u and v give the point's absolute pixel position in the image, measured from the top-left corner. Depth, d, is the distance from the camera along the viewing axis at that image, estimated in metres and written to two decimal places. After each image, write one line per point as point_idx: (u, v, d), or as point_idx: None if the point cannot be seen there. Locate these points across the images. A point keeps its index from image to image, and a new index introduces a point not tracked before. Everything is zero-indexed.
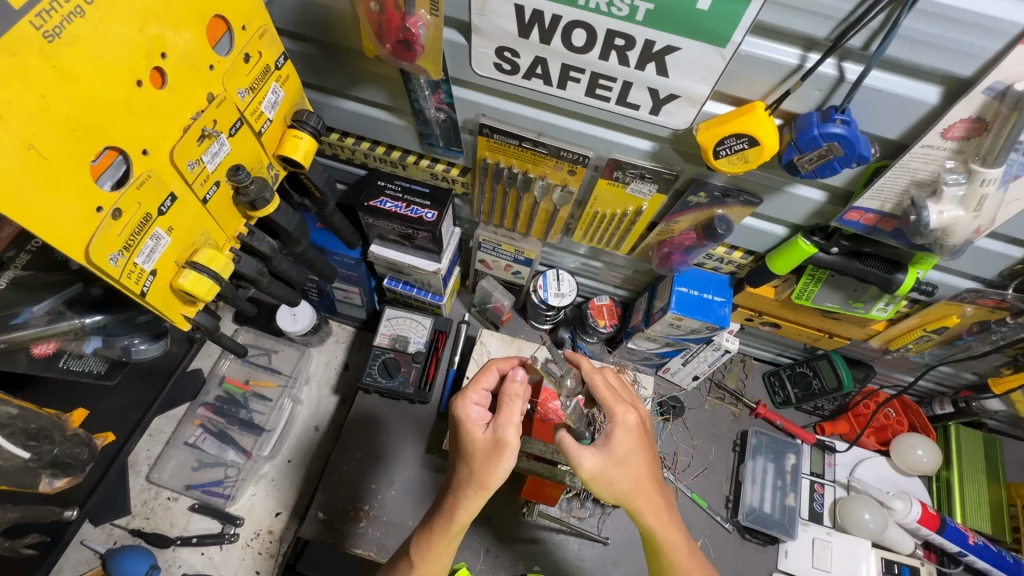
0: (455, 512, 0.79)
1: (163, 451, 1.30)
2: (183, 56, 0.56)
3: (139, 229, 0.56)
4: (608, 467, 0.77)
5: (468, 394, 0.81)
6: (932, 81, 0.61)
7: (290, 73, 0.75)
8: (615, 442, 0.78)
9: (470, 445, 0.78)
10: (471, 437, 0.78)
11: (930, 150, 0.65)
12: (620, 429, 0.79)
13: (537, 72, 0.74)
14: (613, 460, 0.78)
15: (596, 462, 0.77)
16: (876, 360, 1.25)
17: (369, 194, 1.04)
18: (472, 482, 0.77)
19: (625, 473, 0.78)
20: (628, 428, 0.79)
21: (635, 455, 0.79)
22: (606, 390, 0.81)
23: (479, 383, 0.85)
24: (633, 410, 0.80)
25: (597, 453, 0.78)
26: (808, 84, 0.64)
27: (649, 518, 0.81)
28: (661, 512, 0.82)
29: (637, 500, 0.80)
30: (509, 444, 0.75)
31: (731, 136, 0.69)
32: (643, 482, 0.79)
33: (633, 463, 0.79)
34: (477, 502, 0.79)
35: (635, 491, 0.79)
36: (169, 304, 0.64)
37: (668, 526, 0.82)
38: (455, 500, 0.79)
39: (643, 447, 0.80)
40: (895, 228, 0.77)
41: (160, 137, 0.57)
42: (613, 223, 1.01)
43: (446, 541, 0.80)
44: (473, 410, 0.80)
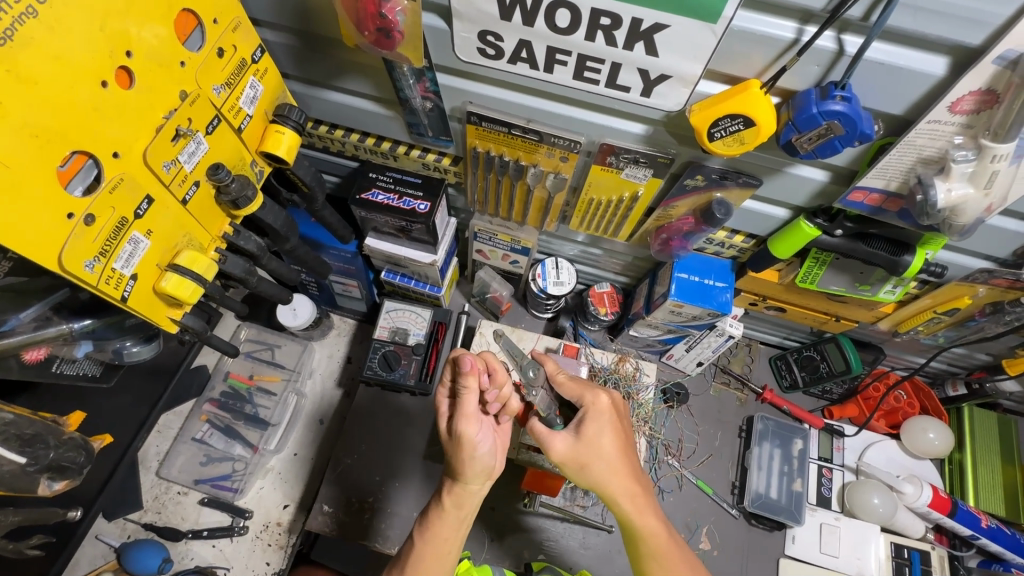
0: (460, 497, 0.83)
1: (172, 446, 1.32)
2: (150, 53, 0.55)
3: (114, 234, 0.55)
4: (580, 449, 0.81)
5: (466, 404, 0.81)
6: (939, 52, 0.57)
7: (269, 66, 0.73)
8: (585, 425, 0.82)
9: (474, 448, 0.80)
10: (473, 434, 0.80)
11: (938, 125, 0.61)
12: (592, 412, 0.83)
13: (522, 56, 0.72)
14: (582, 443, 0.81)
15: (562, 443, 0.82)
16: (886, 342, 1.22)
17: (361, 187, 1.02)
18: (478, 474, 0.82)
19: (597, 454, 0.80)
20: (598, 412, 0.83)
21: (606, 436, 0.82)
22: (571, 383, 0.86)
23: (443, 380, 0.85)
24: (603, 392, 0.85)
25: (566, 436, 0.82)
26: (805, 59, 0.61)
27: (626, 503, 0.80)
28: (636, 496, 0.81)
29: (613, 483, 0.80)
30: (467, 436, 0.80)
31: (725, 117, 0.66)
32: (616, 462, 0.81)
33: (604, 446, 0.81)
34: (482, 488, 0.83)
35: (609, 474, 0.80)
36: (154, 308, 0.63)
37: (645, 509, 0.80)
38: (453, 485, 0.83)
39: (615, 432, 0.82)
40: (901, 208, 0.73)
41: (132, 138, 0.55)
42: (609, 210, 0.98)
43: (452, 528, 0.82)
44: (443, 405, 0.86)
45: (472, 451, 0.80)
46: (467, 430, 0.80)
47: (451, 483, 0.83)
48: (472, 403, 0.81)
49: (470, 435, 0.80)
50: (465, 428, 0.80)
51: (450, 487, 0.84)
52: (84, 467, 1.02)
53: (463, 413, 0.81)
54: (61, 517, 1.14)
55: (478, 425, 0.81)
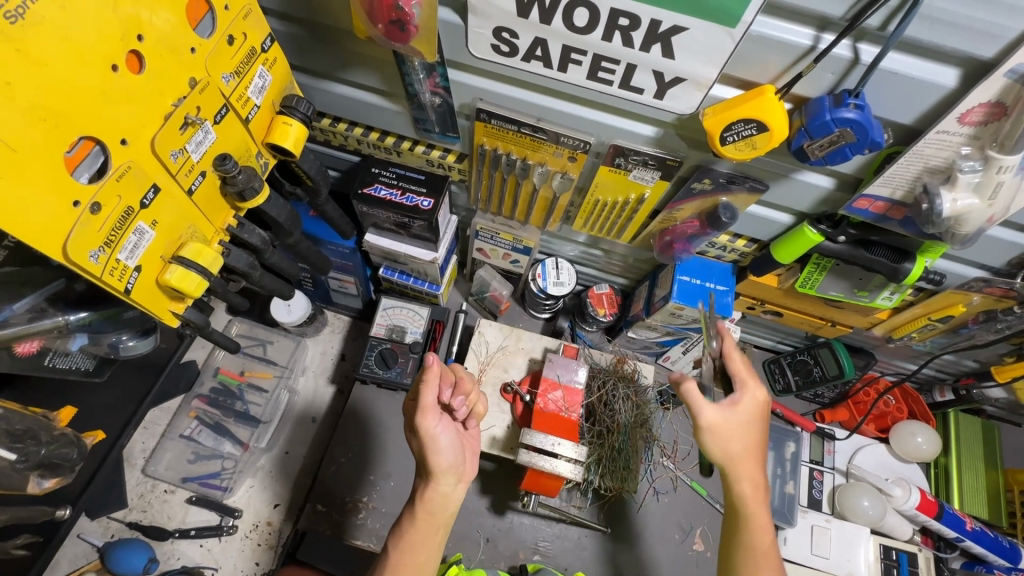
0: (430, 503, 0.82)
1: (159, 443, 1.29)
2: (161, 39, 0.53)
3: (120, 223, 0.53)
4: (711, 431, 0.80)
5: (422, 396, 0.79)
6: (951, 64, 0.58)
7: (278, 56, 0.71)
8: (736, 411, 0.80)
9: (432, 445, 0.80)
10: (429, 425, 0.79)
11: (946, 136, 0.62)
12: (749, 398, 0.81)
13: (537, 54, 0.71)
14: (736, 415, 0.80)
15: (717, 414, 0.79)
16: (877, 348, 1.25)
17: (363, 181, 1.01)
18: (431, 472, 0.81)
19: (723, 440, 0.80)
20: (735, 413, 0.80)
21: (740, 436, 0.80)
22: (740, 365, 0.82)
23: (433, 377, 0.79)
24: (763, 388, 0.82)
25: (714, 410, 0.79)
26: (820, 67, 0.61)
27: (740, 494, 0.81)
28: (749, 496, 0.81)
29: (733, 470, 0.80)
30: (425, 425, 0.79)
31: (739, 122, 0.67)
32: (740, 463, 0.80)
33: (731, 443, 0.80)
34: (443, 486, 0.82)
35: (741, 454, 0.80)
36: (156, 301, 0.61)
37: (756, 507, 0.81)
38: (424, 490, 0.82)
39: (758, 426, 0.82)
40: (905, 217, 0.75)
41: (140, 125, 0.53)
42: (613, 211, 0.99)
43: (429, 537, 0.81)
44: (430, 395, 0.79)
45: (432, 442, 0.80)
46: (425, 422, 0.79)
47: (422, 487, 0.82)
48: (433, 395, 0.79)
49: (429, 430, 0.79)
50: (423, 420, 0.79)
51: (418, 491, 0.83)
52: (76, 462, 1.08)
53: (422, 405, 0.79)
54: (51, 515, 1.11)
55: (436, 416, 0.80)
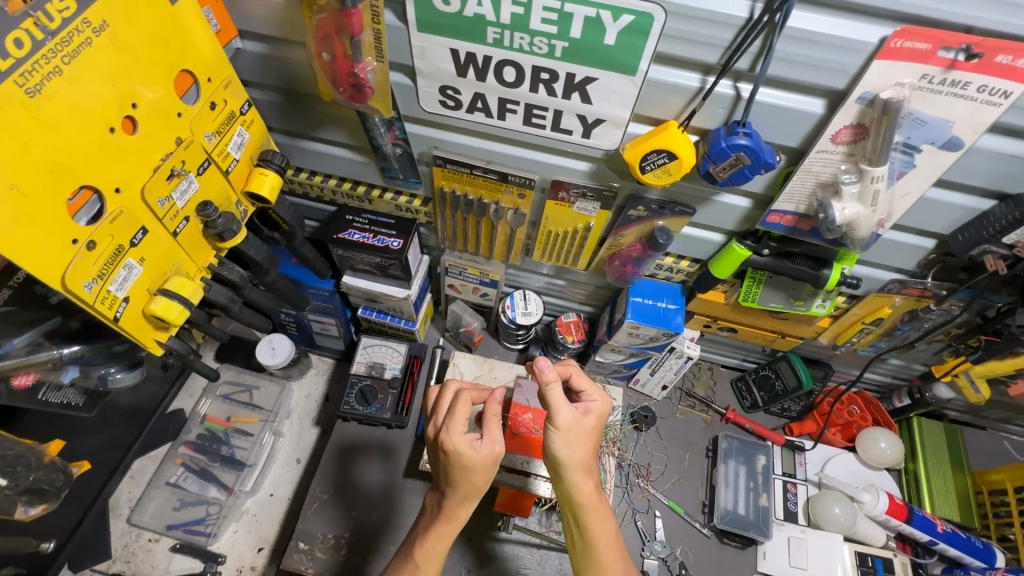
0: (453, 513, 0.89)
1: (145, 492, 1.32)
2: (153, 106, 0.64)
3: (111, 259, 0.61)
4: (563, 432, 0.86)
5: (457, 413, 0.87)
6: (817, 95, 0.70)
7: (254, 118, 0.82)
8: (586, 417, 0.89)
9: (464, 463, 0.85)
10: (460, 442, 0.85)
11: (825, 154, 0.73)
12: (591, 413, 0.90)
13: (478, 106, 0.83)
14: (581, 424, 0.88)
15: (568, 417, 0.86)
16: (833, 358, 1.31)
17: (338, 227, 1.11)
18: (473, 492, 0.87)
19: (571, 447, 0.87)
20: (584, 426, 0.88)
21: (590, 474, 0.88)
22: (586, 381, 0.95)
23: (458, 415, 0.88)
24: (601, 400, 0.92)
25: (568, 442, 0.87)
26: (710, 102, 0.73)
27: (595, 539, 0.89)
28: (603, 542, 0.89)
29: (586, 513, 0.89)
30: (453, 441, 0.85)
31: (653, 152, 0.77)
32: (591, 502, 0.88)
33: (578, 446, 0.87)
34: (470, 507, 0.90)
35: (586, 460, 0.88)
36: (142, 330, 0.69)
37: (608, 553, 0.89)
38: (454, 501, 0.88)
39: (588, 443, 0.89)
40: (812, 227, 0.85)
41: (132, 176, 0.63)
42: (567, 241, 1.08)
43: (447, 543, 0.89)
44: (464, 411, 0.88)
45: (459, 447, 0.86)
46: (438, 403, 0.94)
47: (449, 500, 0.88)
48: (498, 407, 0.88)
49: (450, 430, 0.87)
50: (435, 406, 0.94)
51: (443, 502, 0.89)
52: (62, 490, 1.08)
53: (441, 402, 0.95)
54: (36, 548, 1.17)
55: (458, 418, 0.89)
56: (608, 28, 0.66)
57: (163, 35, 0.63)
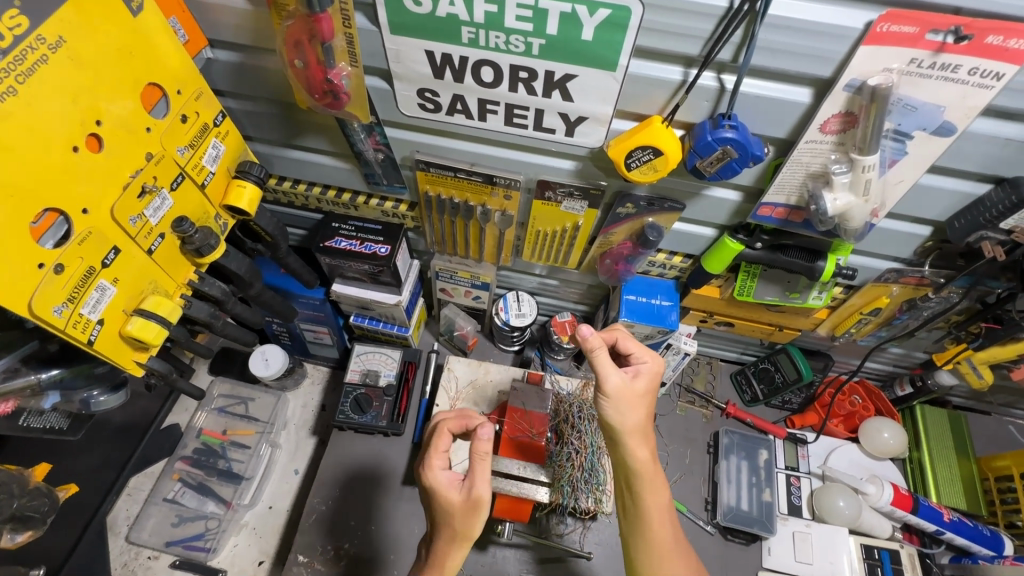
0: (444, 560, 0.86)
1: (142, 509, 1.31)
2: (119, 122, 0.62)
3: (82, 281, 0.60)
4: (613, 398, 0.83)
5: (437, 447, 0.89)
6: (803, 84, 0.67)
7: (229, 129, 0.80)
8: (638, 381, 0.85)
9: (443, 502, 0.86)
10: (438, 478, 0.87)
11: (815, 144, 0.71)
12: (642, 376, 0.87)
13: (458, 108, 0.81)
14: (633, 388, 0.84)
15: (620, 381, 0.83)
16: (833, 348, 1.29)
17: (325, 235, 1.09)
18: (455, 537, 0.85)
19: (624, 412, 0.83)
20: (637, 390, 0.85)
21: (646, 440, 0.85)
22: (634, 344, 0.90)
23: (439, 447, 0.90)
24: (653, 363, 0.89)
25: (620, 407, 0.83)
26: (693, 96, 0.71)
27: (650, 507, 0.86)
28: (658, 513, 0.86)
29: (641, 482, 0.85)
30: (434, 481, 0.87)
31: (638, 149, 0.75)
32: (647, 470, 0.85)
33: (631, 412, 0.84)
34: (459, 554, 0.86)
35: (639, 425, 0.84)
36: (120, 352, 0.67)
37: (662, 525, 0.86)
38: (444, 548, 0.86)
39: (642, 408, 0.85)
40: (805, 219, 0.83)
41: (101, 195, 0.61)
42: (557, 241, 1.06)
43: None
44: (441, 472, 0.88)
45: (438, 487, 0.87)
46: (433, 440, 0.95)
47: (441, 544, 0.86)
48: (487, 444, 0.85)
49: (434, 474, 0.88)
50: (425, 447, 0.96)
51: (432, 547, 0.88)
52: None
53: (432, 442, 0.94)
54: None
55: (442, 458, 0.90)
56: (585, 23, 0.64)
57: (126, 49, 0.61)
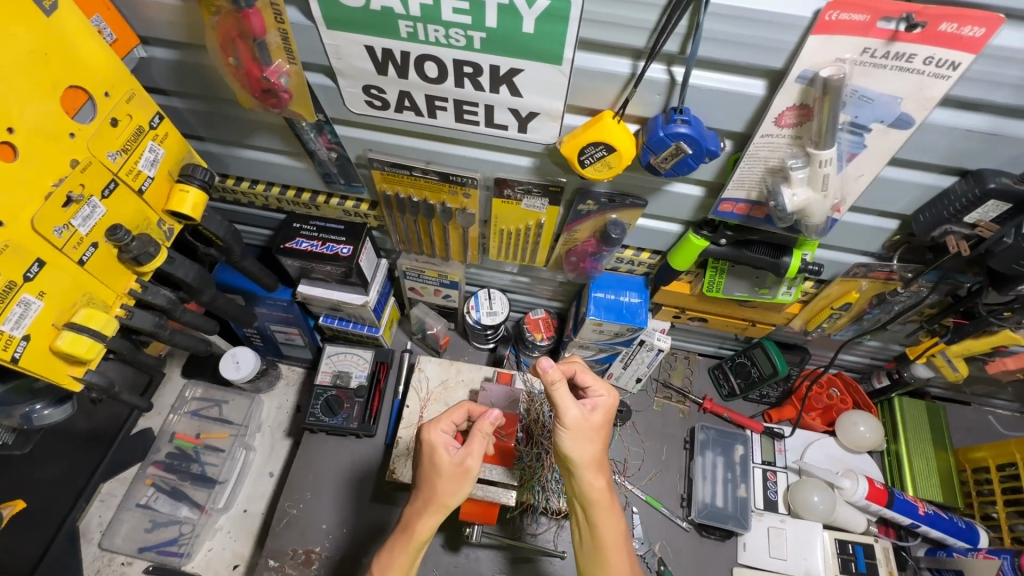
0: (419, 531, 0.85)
1: (116, 514, 1.30)
2: (36, 129, 0.59)
3: (1, 297, 0.58)
4: (572, 430, 0.84)
5: (448, 416, 0.91)
6: (756, 75, 0.65)
7: (169, 131, 0.77)
8: (595, 414, 0.87)
9: (435, 460, 0.87)
10: (436, 438, 0.88)
11: (771, 138, 0.68)
12: (598, 409, 0.87)
13: (406, 105, 0.78)
14: (590, 422, 0.85)
15: (576, 415, 0.83)
16: (809, 341, 1.28)
17: (285, 236, 1.07)
18: (432, 499, 0.85)
19: (580, 444, 0.85)
20: (592, 423, 0.85)
21: (601, 471, 0.87)
22: (591, 377, 0.90)
23: (450, 417, 0.92)
24: (608, 395, 0.89)
25: (579, 440, 0.85)
26: (644, 89, 0.68)
27: (604, 536, 0.89)
28: (611, 541, 0.89)
29: (596, 510, 0.88)
30: (432, 443, 0.87)
31: (589, 145, 0.73)
32: (602, 499, 0.88)
33: (588, 444, 0.85)
34: (431, 522, 0.85)
35: (595, 458, 0.86)
36: (52, 367, 0.65)
37: (616, 553, 0.89)
38: (423, 512, 0.85)
39: (598, 440, 0.87)
40: (766, 215, 0.80)
41: (19, 206, 0.59)
42: (522, 239, 1.04)
43: (405, 557, 0.87)
44: (440, 435, 0.88)
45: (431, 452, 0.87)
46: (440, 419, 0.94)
47: (419, 507, 0.86)
48: (490, 424, 0.87)
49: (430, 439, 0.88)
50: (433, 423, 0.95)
51: (408, 509, 0.88)
52: None
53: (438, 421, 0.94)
54: None
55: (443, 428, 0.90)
56: (524, 15, 0.61)
57: (38, 52, 0.58)
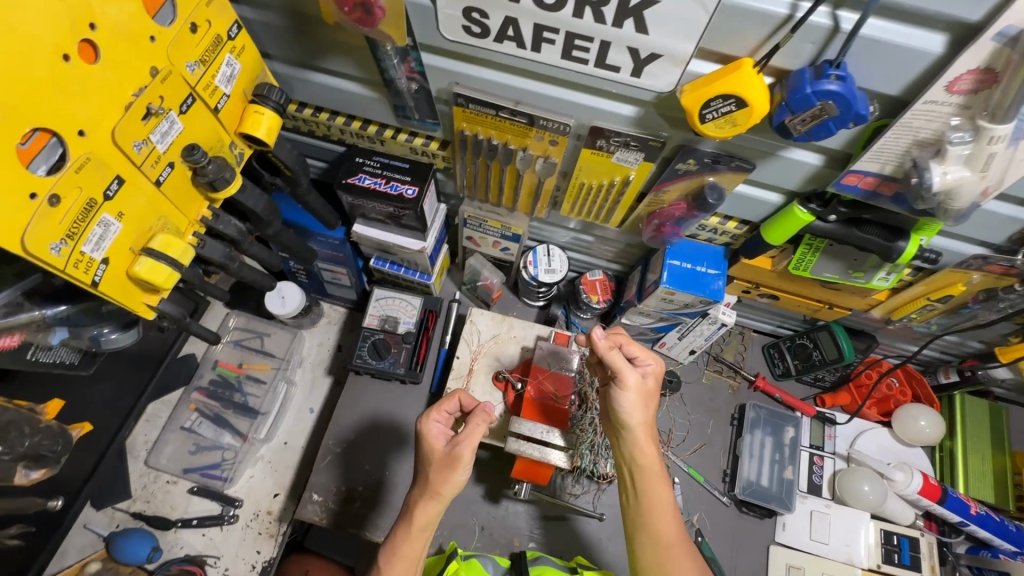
0: (424, 519, 0.84)
1: (161, 435, 1.31)
2: (116, 28, 0.53)
3: (82, 215, 0.53)
4: (629, 392, 0.84)
5: (442, 406, 0.90)
6: (937, 29, 0.55)
7: (245, 44, 0.70)
8: (650, 381, 0.86)
9: (428, 449, 0.87)
10: (430, 427, 0.88)
11: (934, 106, 0.60)
12: (652, 377, 0.86)
13: (509, 34, 0.69)
14: (645, 387, 0.85)
15: (634, 379, 0.83)
16: (879, 330, 1.22)
17: (347, 171, 1.00)
18: (427, 489, 0.84)
19: (635, 407, 0.85)
20: (648, 389, 0.85)
21: (652, 436, 0.87)
22: (646, 346, 0.88)
23: (444, 405, 0.92)
24: (660, 363, 0.88)
25: (634, 404, 0.85)
26: (799, 36, 0.59)
27: (651, 500, 0.86)
28: (659, 506, 0.86)
29: (644, 473, 0.86)
30: (426, 434, 0.87)
31: (717, 97, 0.64)
32: (650, 463, 0.86)
33: (641, 407, 0.85)
34: (429, 511, 0.84)
35: (646, 423, 0.86)
36: (128, 294, 0.61)
37: (663, 521, 0.85)
38: (423, 504, 0.84)
39: (651, 406, 0.86)
40: (896, 193, 0.72)
41: (99, 115, 0.53)
42: (600, 195, 0.96)
43: (411, 547, 0.84)
44: (435, 425, 0.88)
45: (427, 440, 0.87)
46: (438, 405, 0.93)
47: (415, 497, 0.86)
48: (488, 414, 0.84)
49: (426, 427, 0.88)
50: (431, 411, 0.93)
51: (407, 498, 0.88)
52: (63, 457, 1.03)
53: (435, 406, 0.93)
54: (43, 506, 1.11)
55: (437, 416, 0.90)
56: None
57: None
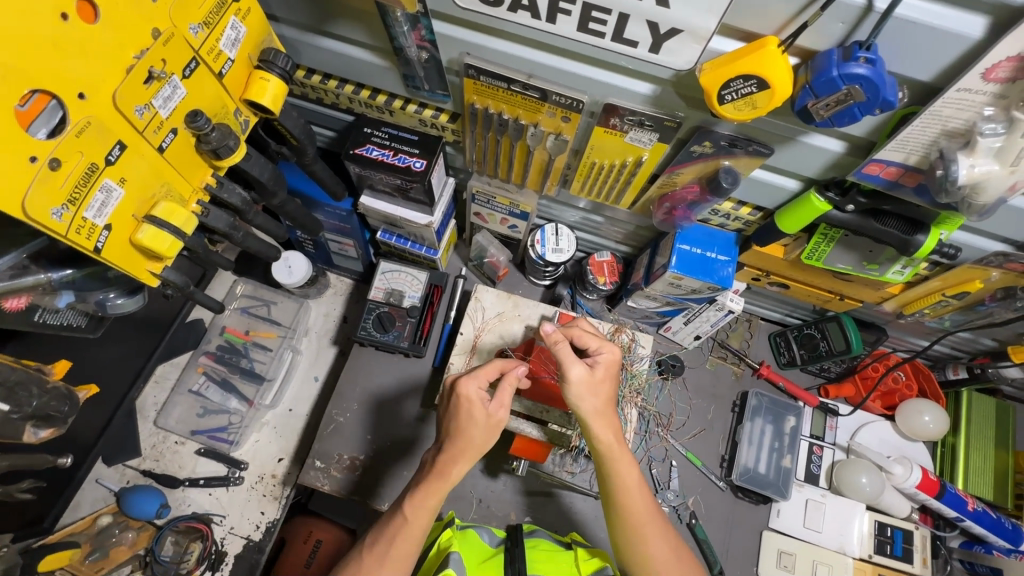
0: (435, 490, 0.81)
1: (169, 397, 1.34)
2: None
3: (84, 179, 0.52)
4: (574, 387, 0.83)
5: (480, 368, 0.85)
6: (978, 11, 0.52)
7: (250, 6, 0.68)
8: (597, 371, 0.85)
9: (473, 414, 0.82)
10: (472, 392, 0.83)
11: (967, 94, 0.57)
12: (600, 366, 0.85)
13: (523, 3, 0.66)
14: (595, 378, 0.84)
15: (579, 373, 0.82)
16: (889, 323, 1.20)
17: (355, 141, 0.99)
18: (457, 451, 0.81)
19: (585, 400, 0.83)
20: (597, 378, 0.84)
21: (611, 423, 0.84)
22: (591, 337, 0.88)
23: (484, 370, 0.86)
24: (609, 348, 0.87)
25: (582, 396, 0.83)
26: (829, 15, 0.56)
27: (620, 484, 0.84)
28: (627, 489, 0.84)
29: (609, 460, 0.84)
30: (473, 397, 0.82)
31: (738, 77, 0.61)
32: (613, 450, 0.83)
33: (593, 398, 0.83)
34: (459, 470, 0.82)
35: (601, 413, 0.83)
36: (132, 261, 0.61)
37: (634, 499, 0.84)
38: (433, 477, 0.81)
39: (608, 392, 0.85)
40: (920, 184, 0.69)
41: (99, 77, 0.52)
42: (611, 174, 0.94)
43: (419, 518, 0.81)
44: (473, 388, 0.83)
45: (470, 408, 0.82)
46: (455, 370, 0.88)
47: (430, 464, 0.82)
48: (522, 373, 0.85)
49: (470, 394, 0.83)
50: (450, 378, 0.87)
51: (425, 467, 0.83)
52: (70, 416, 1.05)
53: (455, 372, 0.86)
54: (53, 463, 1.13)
55: (474, 380, 0.84)
56: None
57: None
